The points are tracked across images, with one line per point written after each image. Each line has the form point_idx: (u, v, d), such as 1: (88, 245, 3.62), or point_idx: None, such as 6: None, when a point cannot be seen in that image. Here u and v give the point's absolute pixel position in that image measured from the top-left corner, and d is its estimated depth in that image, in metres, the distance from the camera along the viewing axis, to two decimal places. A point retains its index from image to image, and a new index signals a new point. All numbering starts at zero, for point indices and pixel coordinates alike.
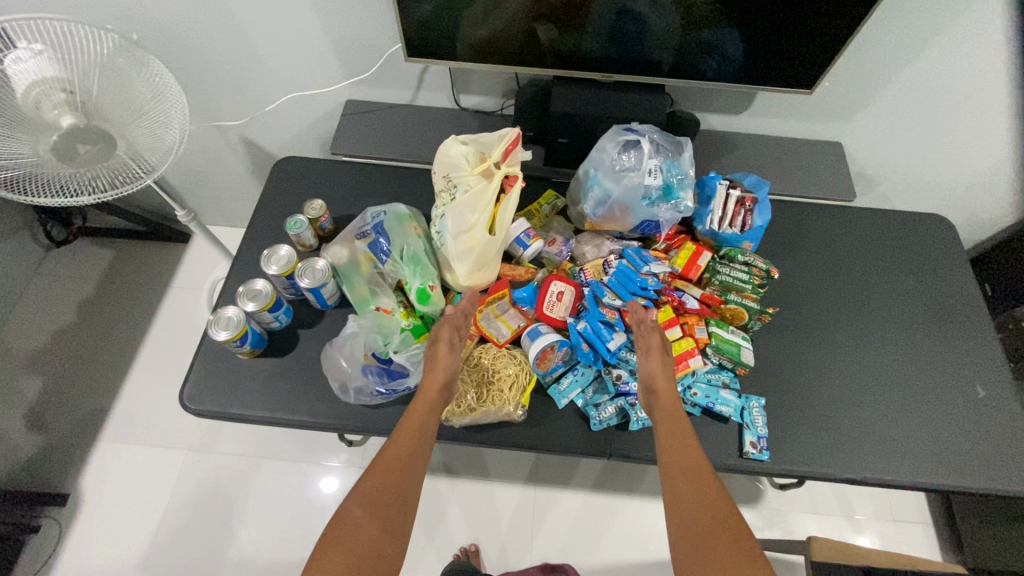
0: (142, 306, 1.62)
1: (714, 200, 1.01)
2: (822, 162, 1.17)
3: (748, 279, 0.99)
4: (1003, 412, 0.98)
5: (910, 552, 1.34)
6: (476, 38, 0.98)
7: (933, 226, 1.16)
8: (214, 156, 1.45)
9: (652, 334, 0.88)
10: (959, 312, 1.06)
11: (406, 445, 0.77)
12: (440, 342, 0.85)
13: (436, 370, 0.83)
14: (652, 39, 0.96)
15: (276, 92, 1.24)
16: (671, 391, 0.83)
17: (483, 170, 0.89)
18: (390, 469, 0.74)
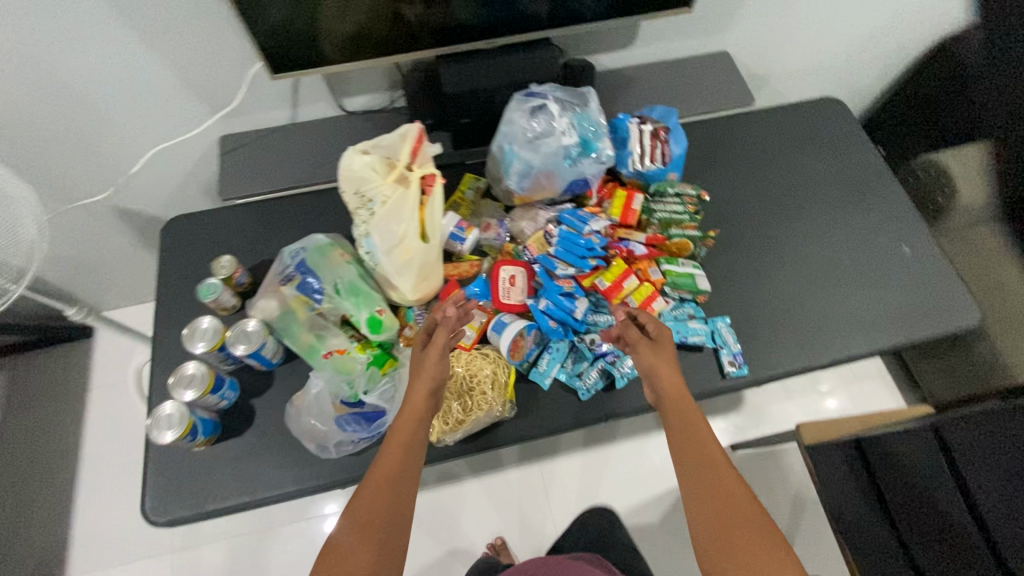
0: (63, 422, 1.44)
1: (630, 140, 1.02)
2: (717, 73, 1.18)
3: (684, 210, 0.99)
4: (929, 259, 1.06)
5: (877, 405, 1.47)
6: (341, 34, 0.90)
7: (829, 107, 1.21)
8: (89, 238, 1.28)
9: (630, 327, 0.83)
10: (869, 182, 1.13)
11: (396, 462, 0.70)
12: (433, 346, 0.78)
13: (424, 375, 0.77)
14: None
15: (135, 151, 1.09)
16: (673, 378, 0.79)
17: (397, 176, 0.83)
18: (383, 491, 0.68)
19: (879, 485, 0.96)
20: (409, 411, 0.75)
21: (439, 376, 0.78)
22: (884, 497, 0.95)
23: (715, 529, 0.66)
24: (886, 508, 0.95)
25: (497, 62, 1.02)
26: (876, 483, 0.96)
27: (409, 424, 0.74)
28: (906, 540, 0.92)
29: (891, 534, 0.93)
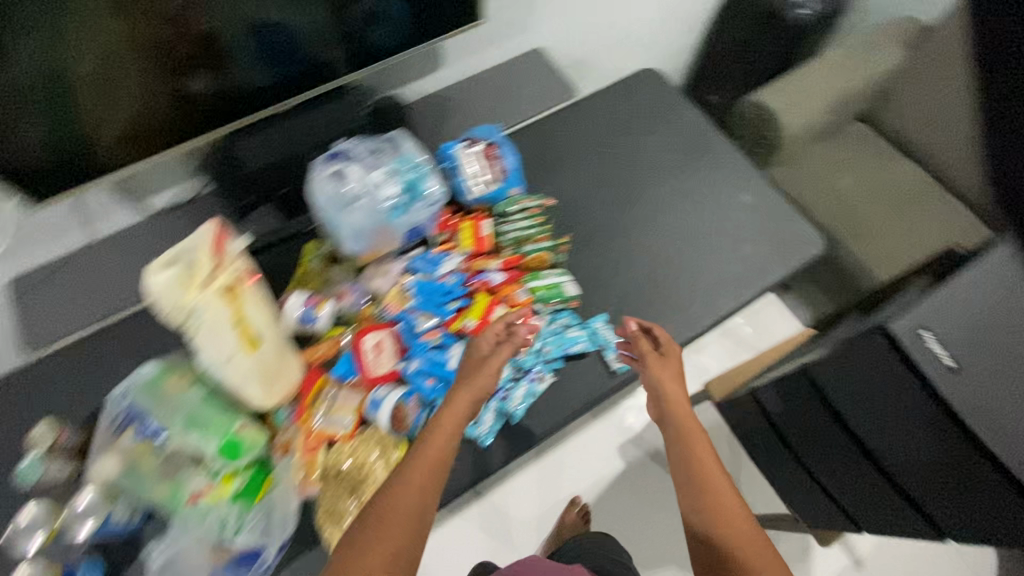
0: None
1: (461, 167, 0.98)
2: (535, 74, 1.19)
3: (531, 223, 0.99)
4: (768, 200, 1.12)
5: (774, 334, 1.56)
6: (113, 136, 0.79)
7: (646, 75, 1.24)
8: None
9: (641, 341, 0.88)
10: (700, 141, 1.17)
11: (425, 483, 0.66)
12: (507, 343, 0.81)
13: (469, 387, 0.77)
14: (309, 38, 0.85)
15: None
16: (679, 393, 0.83)
17: (196, 291, 0.70)
18: (408, 507, 0.64)
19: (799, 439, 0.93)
20: (437, 438, 0.71)
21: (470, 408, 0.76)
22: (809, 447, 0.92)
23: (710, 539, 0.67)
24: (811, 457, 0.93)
25: (302, 122, 0.96)
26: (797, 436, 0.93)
27: (439, 449, 0.70)
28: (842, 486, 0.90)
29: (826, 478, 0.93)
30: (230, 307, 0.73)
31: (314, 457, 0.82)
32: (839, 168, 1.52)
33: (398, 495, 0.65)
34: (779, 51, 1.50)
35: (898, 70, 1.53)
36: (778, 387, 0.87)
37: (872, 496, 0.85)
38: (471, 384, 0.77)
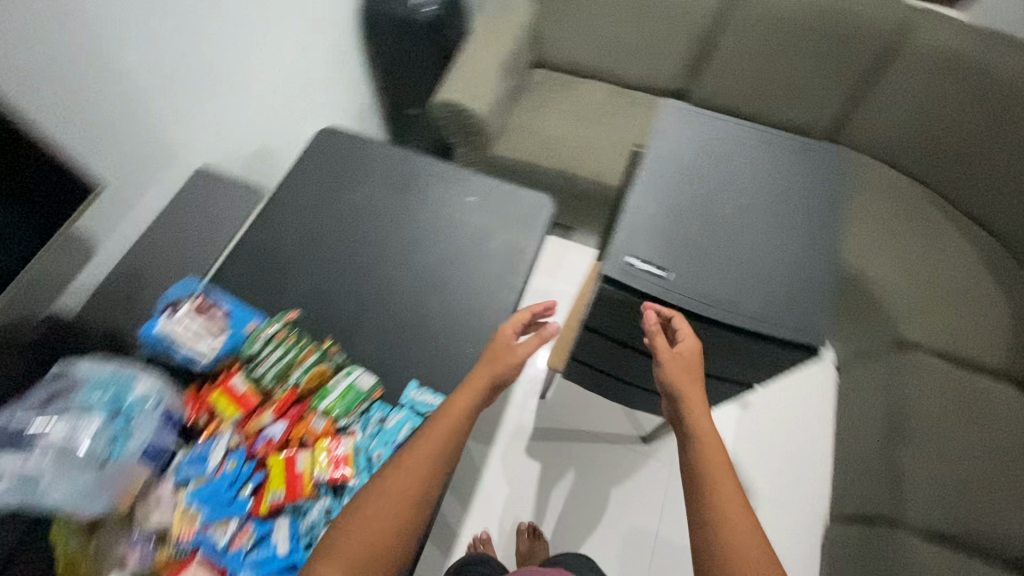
0: None
1: (175, 340, 0.86)
2: (208, 194, 1.12)
3: (285, 348, 0.89)
4: (491, 190, 1.15)
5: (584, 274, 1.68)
6: None
7: (324, 141, 1.22)
8: None
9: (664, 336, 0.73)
10: (407, 172, 1.17)
11: (410, 491, 0.69)
12: (502, 357, 0.84)
13: (492, 364, 0.83)
14: None
15: None
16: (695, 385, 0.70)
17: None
18: (389, 512, 0.67)
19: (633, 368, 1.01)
20: (446, 414, 0.76)
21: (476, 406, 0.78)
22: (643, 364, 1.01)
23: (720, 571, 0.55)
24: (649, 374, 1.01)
25: None
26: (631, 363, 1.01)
27: (429, 460, 0.72)
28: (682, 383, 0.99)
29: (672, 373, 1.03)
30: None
31: None
32: (543, 120, 1.67)
33: (381, 496, 0.68)
34: (434, 50, 1.58)
35: (538, 16, 1.68)
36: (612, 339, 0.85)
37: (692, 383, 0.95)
38: (491, 364, 0.83)
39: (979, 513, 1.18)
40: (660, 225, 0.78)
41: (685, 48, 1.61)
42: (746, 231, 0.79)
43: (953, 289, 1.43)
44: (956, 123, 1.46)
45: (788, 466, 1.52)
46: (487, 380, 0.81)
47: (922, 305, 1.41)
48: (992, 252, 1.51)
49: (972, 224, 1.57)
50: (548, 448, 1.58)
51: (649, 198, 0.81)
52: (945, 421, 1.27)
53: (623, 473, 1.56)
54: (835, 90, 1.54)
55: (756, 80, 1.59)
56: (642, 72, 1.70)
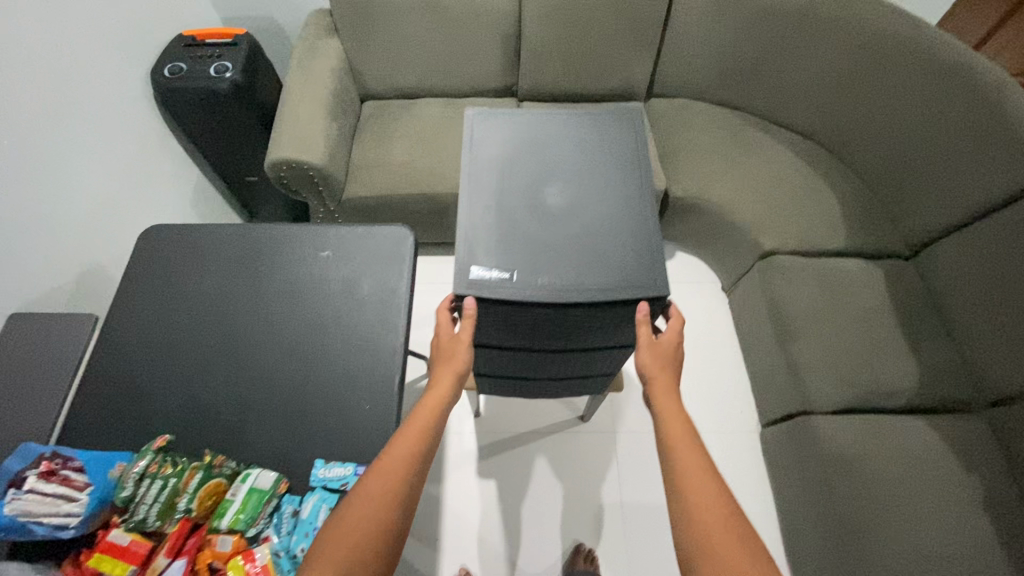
0: None
1: (25, 516, 0.74)
2: (24, 342, 0.98)
3: (163, 478, 0.79)
4: (341, 237, 1.11)
5: None
6: None
7: (145, 241, 1.10)
8: None
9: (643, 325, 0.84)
10: (250, 247, 1.10)
11: (393, 494, 0.66)
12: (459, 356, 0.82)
13: (453, 362, 0.81)
14: None
15: None
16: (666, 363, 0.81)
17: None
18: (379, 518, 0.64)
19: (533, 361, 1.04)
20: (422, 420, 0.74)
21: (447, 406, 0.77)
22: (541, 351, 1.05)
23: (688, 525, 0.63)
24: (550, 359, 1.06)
25: None
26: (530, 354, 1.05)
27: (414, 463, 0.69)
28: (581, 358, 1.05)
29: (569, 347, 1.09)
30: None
31: None
32: (386, 151, 1.64)
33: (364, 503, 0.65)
34: (249, 113, 1.50)
35: (345, 52, 1.65)
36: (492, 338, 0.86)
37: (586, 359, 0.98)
38: (450, 363, 0.82)
39: (869, 376, 1.32)
40: (498, 238, 0.83)
41: (496, 44, 1.65)
42: (574, 215, 0.86)
43: (787, 192, 1.60)
44: (743, 50, 1.63)
45: (708, 394, 1.64)
46: (451, 380, 0.80)
47: (768, 215, 1.56)
48: (807, 149, 1.71)
49: (785, 130, 1.76)
50: (497, 462, 1.57)
51: (481, 215, 0.85)
52: (815, 308, 1.42)
53: (573, 458, 1.59)
54: (638, 48, 1.65)
55: (567, 58, 1.66)
56: (465, 78, 1.73)
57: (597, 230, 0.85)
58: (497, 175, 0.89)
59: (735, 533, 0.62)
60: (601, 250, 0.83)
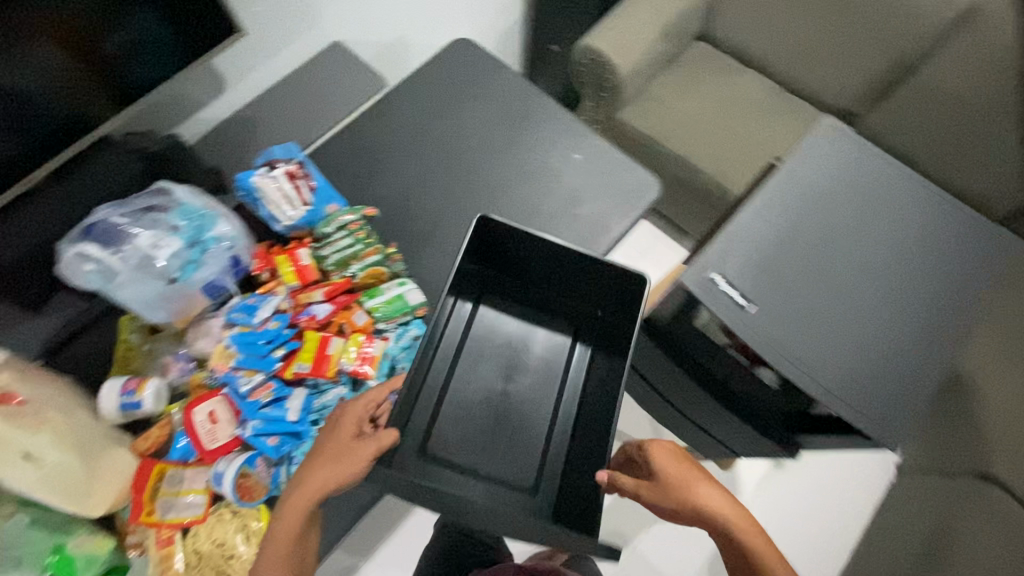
0: None
1: (263, 195, 0.91)
2: (338, 67, 1.12)
3: (354, 241, 0.90)
4: (598, 152, 1.09)
5: None
6: None
7: (458, 48, 1.17)
8: None
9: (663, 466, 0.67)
10: (524, 107, 1.12)
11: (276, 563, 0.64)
12: (344, 427, 0.69)
13: (333, 441, 0.68)
14: (51, 94, 0.77)
15: None
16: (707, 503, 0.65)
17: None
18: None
19: (536, 346, 0.88)
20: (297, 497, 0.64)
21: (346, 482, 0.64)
22: (564, 345, 0.88)
23: None
24: (548, 366, 0.86)
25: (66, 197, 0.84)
26: (570, 331, 0.88)
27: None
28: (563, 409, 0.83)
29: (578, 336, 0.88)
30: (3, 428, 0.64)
31: (169, 550, 0.77)
32: (684, 99, 1.52)
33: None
34: None
35: None
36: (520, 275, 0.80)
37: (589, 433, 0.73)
38: (330, 440, 0.68)
39: None
40: (759, 259, 0.75)
41: (876, 71, 1.38)
42: (853, 285, 0.74)
43: None
44: None
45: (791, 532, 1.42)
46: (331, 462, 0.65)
47: None
48: None
49: None
50: None
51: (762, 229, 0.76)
52: (983, 538, 0.93)
53: None
54: None
55: (946, 128, 1.33)
56: (812, 80, 1.50)
57: (866, 314, 0.73)
58: (806, 201, 0.78)
59: None
60: (849, 337, 0.72)
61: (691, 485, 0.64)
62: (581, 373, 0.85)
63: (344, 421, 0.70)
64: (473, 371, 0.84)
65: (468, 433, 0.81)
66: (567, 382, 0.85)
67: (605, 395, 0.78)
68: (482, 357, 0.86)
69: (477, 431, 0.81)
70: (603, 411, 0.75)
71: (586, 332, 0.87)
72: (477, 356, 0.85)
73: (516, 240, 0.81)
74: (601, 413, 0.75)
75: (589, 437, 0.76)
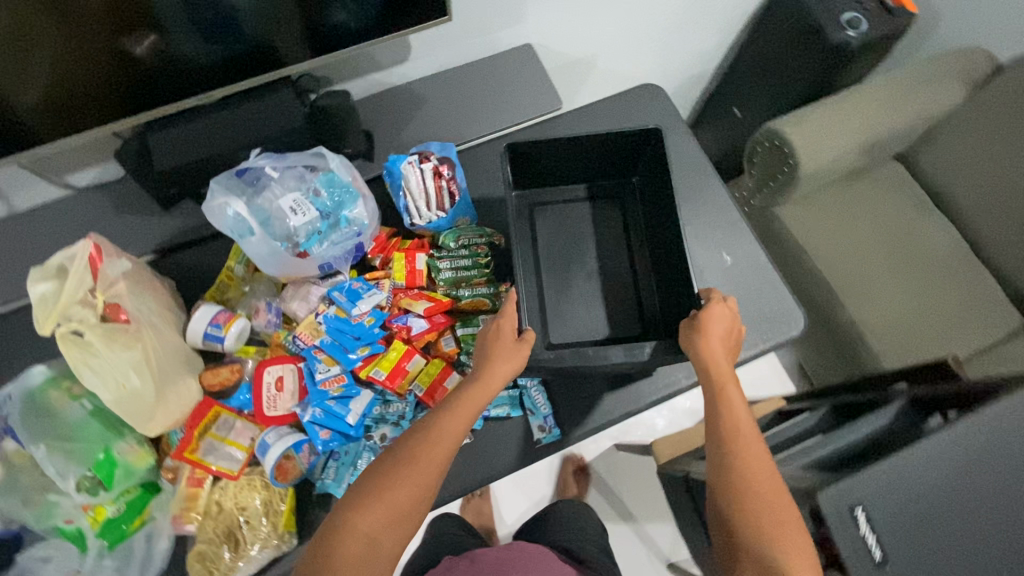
0: None
1: (405, 186, 0.90)
2: (521, 75, 1.07)
3: (472, 265, 0.88)
4: (750, 263, 0.98)
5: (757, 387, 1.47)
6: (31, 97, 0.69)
7: (644, 96, 1.10)
8: None
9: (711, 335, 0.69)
10: (689, 185, 1.03)
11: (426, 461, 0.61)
12: (502, 324, 0.72)
13: (499, 338, 0.71)
14: (256, 19, 0.72)
15: None
16: (724, 378, 0.66)
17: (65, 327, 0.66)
18: (409, 497, 0.58)
19: (596, 231, 0.97)
20: (471, 398, 0.66)
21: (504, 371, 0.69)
22: (620, 224, 0.98)
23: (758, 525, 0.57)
24: (608, 237, 0.97)
25: (226, 119, 0.83)
26: (622, 215, 0.98)
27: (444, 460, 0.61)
28: (633, 265, 0.95)
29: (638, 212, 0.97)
30: (100, 342, 0.66)
31: (196, 493, 0.77)
32: (855, 226, 1.35)
33: (385, 500, 0.58)
34: (815, 77, 1.29)
35: (953, 112, 1.30)
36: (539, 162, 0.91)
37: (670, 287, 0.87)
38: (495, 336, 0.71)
39: None
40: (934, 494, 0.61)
41: None
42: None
43: None
44: None
45: None
46: (498, 358, 0.69)
47: None
48: None
49: None
50: None
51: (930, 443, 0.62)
52: None
53: None
54: None
55: None
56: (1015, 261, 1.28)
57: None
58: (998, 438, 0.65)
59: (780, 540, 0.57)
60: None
61: (707, 342, 0.68)
62: (644, 242, 0.96)
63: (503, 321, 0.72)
64: (550, 234, 0.97)
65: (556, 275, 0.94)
66: (629, 249, 0.96)
67: (667, 254, 0.89)
68: (556, 224, 0.97)
69: (558, 271, 0.94)
70: (674, 265, 0.86)
71: (640, 208, 0.98)
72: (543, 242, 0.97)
73: (547, 152, 0.91)
74: (673, 262, 0.87)
75: (666, 283, 0.89)
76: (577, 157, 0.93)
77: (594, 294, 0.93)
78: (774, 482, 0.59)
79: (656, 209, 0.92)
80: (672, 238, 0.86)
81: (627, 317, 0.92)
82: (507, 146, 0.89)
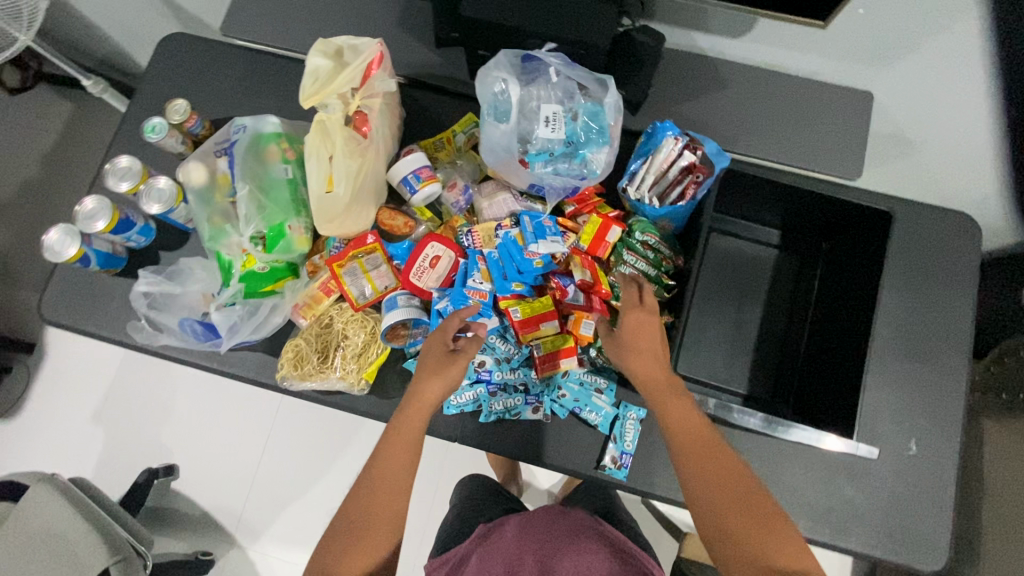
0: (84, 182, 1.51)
1: (651, 156, 0.82)
2: (833, 120, 0.91)
3: (653, 276, 0.82)
4: (930, 469, 0.81)
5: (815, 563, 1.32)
6: None
7: (954, 225, 0.89)
8: (142, 28, 1.26)
9: (635, 332, 0.69)
10: (930, 347, 0.85)
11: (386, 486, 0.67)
12: (442, 334, 0.73)
13: (428, 352, 0.73)
14: None
15: None
16: (657, 366, 0.67)
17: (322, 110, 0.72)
18: (396, 497, 0.67)
19: (765, 283, 0.92)
20: (413, 415, 0.70)
21: (444, 385, 0.70)
22: (792, 287, 0.92)
23: (730, 521, 0.60)
24: (773, 293, 0.92)
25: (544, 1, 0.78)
26: (799, 281, 0.92)
27: (403, 473, 0.68)
28: (787, 331, 0.90)
29: (818, 284, 0.90)
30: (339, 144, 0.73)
31: (319, 299, 0.83)
32: None
33: (378, 526, 0.66)
34: None
35: None
36: (744, 184, 0.87)
37: (822, 369, 0.84)
38: (427, 351, 0.73)
39: None
40: None
41: None
42: None
43: None
44: None
45: None
46: (429, 370, 0.71)
47: None
48: None
49: None
50: None
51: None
52: None
53: None
54: None
55: None
56: None
57: None
58: None
59: (761, 535, 0.59)
60: None
61: (634, 346, 0.68)
62: (809, 315, 0.90)
63: (441, 332, 0.73)
64: (720, 263, 0.93)
65: (707, 302, 0.92)
66: (791, 315, 0.90)
67: (835, 348, 0.83)
68: (728, 256, 0.93)
69: (714, 300, 0.91)
70: (842, 363, 0.81)
71: (818, 280, 0.91)
72: (714, 266, 0.93)
73: (758, 182, 0.85)
74: (842, 356, 0.82)
75: (816, 368, 0.85)
76: (781, 198, 0.87)
77: (738, 341, 0.90)
78: (739, 471, 0.63)
79: (844, 299, 0.85)
80: (853, 335, 0.81)
81: (760, 379, 0.89)
82: (725, 172, 0.85)
